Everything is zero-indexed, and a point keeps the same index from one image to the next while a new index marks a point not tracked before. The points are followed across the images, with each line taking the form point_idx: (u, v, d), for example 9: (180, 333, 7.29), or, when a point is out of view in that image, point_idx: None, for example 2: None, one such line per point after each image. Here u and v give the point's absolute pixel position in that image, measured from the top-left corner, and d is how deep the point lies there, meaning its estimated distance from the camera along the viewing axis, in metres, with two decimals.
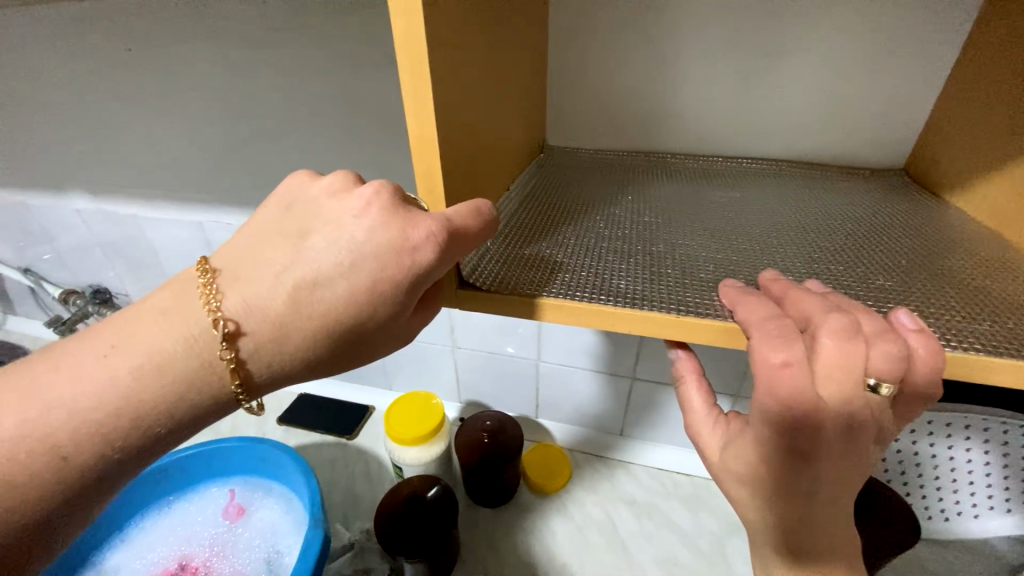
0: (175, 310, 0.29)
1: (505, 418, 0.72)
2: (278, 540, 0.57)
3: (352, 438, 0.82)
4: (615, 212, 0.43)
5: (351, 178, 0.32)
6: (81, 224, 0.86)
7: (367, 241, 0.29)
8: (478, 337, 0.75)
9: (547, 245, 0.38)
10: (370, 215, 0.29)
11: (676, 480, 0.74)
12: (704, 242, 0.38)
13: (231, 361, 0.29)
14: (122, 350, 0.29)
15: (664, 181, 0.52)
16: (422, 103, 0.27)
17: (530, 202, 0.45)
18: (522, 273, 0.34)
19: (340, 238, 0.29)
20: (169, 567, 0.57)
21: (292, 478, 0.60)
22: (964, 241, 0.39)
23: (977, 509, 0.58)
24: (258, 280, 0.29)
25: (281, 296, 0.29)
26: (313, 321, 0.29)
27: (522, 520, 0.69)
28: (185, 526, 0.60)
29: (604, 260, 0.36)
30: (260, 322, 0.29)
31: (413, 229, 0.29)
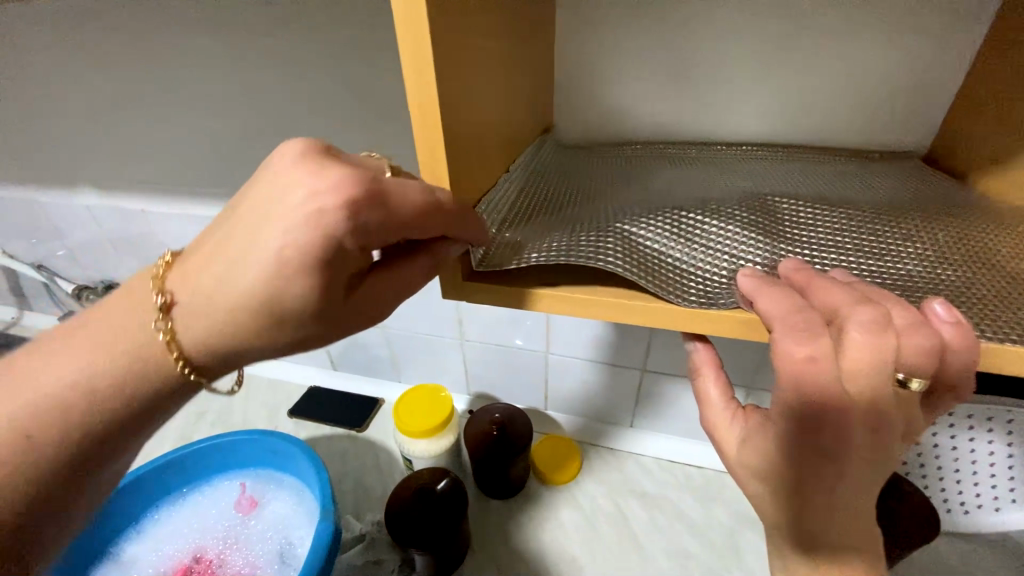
0: (133, 291, 0.33)
1: (514, 410, 0.72)
2: (291, 532, 0.58)
3: (361, 430, 0.82)
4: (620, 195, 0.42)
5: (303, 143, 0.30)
6: (90, 219, 0.87)
7: (284, 215, 0.27)
8: (485, 329, 0.74)
9: (553, 224, 0.37)
10: (289, 186, 0.27)
11: (687, 471, 0.73)
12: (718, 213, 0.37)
13: (166, 334, 0.31)
14: (91, 326, 0.33)
15: (672, 167, 0.51)
16: (423, 86, 0.26)
17: (535, 185, 0.44)
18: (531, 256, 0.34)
19: (265, 211, 0.28)
20: (184, 559, 0.57)
21: (302, 469, 0.60)
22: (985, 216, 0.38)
23: (998, 501, 0.57)
24: (212, 301, 0.30)
25: (217, 287, 0.30)
26: (234, 301, 0.29)
27: (532, 512, 0.69)
28: (198, 518, 0.61)
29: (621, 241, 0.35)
30: (189, 296, 0.30)
31: (323, 205, 0.26)
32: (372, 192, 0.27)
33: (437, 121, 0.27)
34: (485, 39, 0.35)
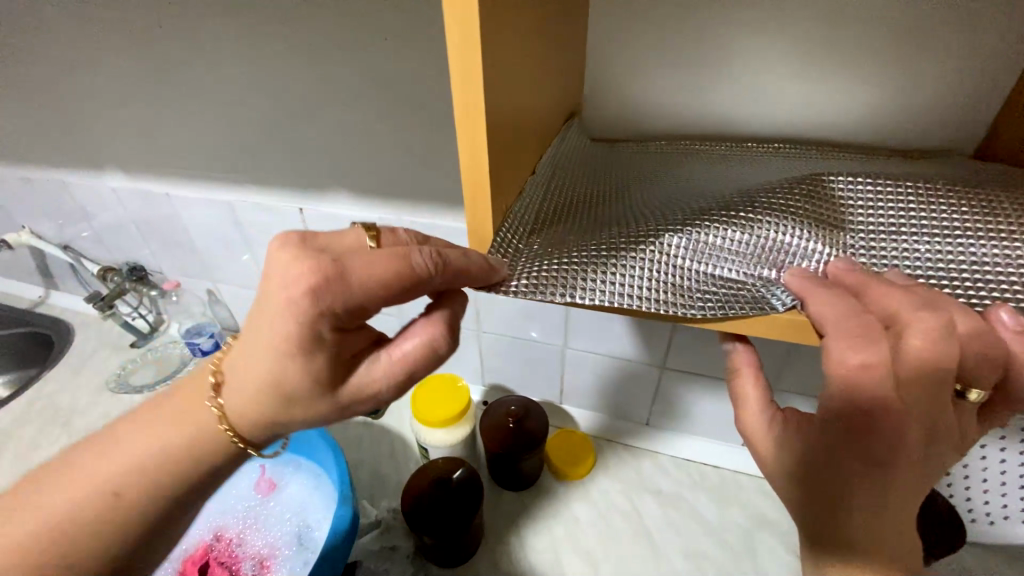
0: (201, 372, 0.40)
1: (530, 403, 0.72)
2: (308, 515, 0.59)
3: (377, 418, 0.83)
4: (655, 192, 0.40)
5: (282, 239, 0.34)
6: (116, 201, 0.88)
7: (273, 311, 0.31)
8: (502, 321, 0.74)
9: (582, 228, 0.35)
10: (272, 287, 0.31)
11: (702, 471, 0.73)
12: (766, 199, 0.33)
13: (218, 410, 0.37)
14: (173, 403, 0.40)
15: (708, 160, 0.48)
16: (469, 72, 0.25)
17: (562, 177, 0.41)
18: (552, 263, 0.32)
19: (263, 310, 0.32)
20: (206, 537, 0.59)
21: (321, 454, 0.61)
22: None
23: None
24: (245, 382, 0.35)
25: (246, 371, 0.35)
26: (260, 382, 0.34)
27: (545, 505, 0.69)
28: (220, 497, 0.62)
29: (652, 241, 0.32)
30: (230, 377, 0.36)
31: (296, 300, 0.30)
32: (337, 272, 0.30)
33: (481, 107, 0.26)
34: (528, 27, 0.33)
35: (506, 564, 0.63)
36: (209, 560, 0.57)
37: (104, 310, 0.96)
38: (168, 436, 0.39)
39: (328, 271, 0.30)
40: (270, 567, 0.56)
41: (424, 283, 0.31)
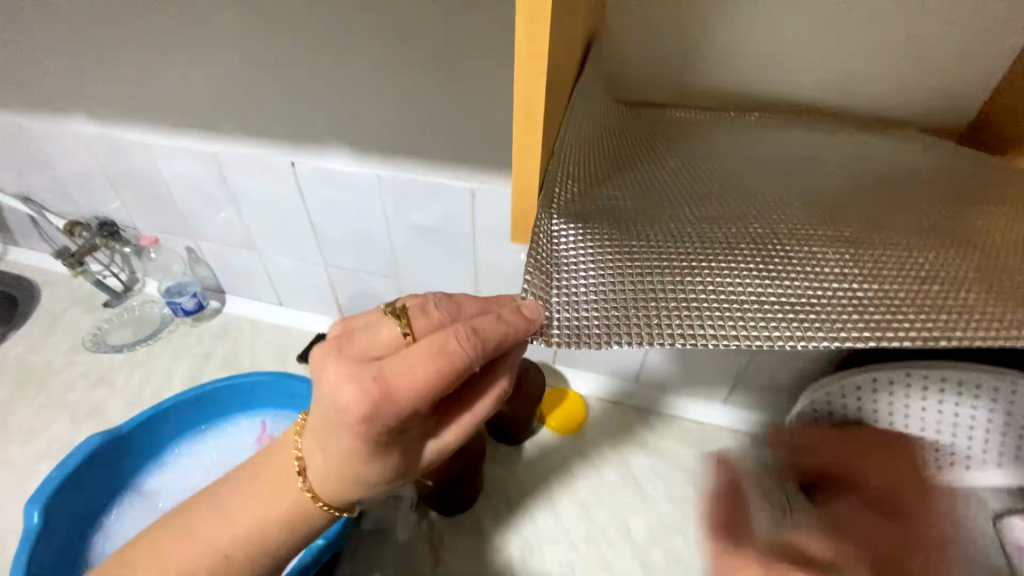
0: (283, 457, 0.44)
1: (529, 362, 0.72)
2: None
3: None
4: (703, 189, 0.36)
5: (327, 346, 0.37)
6: (83, 149, 0.82)
7: (335, 411, 0.35)
8: (501, 282, 0.74)
9: (611, 247, 0.31)
10: (330, 389, 0.35)
11: (686, 426, 0.78)
12: (820, 235, 0.31)
13: (309, 490, 0.41)
14: (260, 483, 0.44)
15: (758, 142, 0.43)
16: (538, 25, 0.24)
17: (601, 158, 0.37)
18: (587, 284, 0.29)
19: (327, 409, 0.36)
20: None
21: None
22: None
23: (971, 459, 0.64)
24: (330, 467, 0.39)
25: (329, 460, 0.39)
26: (349, 467, 0.38)
27: (541, 457, 0.73)
28: (221, 452, 0.63)
29: (689, 268, 0.30)
30: (316, 461, 0.41)
31: (353, 403, 0.33)
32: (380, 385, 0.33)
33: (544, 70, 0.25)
34: None
35: (505, 510, 0.67)
36: None
37: (75, 267, 0.91)
38: (255, 512, 0.43)
39: (373, 386, 0.33)
40: None
41: (464, 369, 0.33)
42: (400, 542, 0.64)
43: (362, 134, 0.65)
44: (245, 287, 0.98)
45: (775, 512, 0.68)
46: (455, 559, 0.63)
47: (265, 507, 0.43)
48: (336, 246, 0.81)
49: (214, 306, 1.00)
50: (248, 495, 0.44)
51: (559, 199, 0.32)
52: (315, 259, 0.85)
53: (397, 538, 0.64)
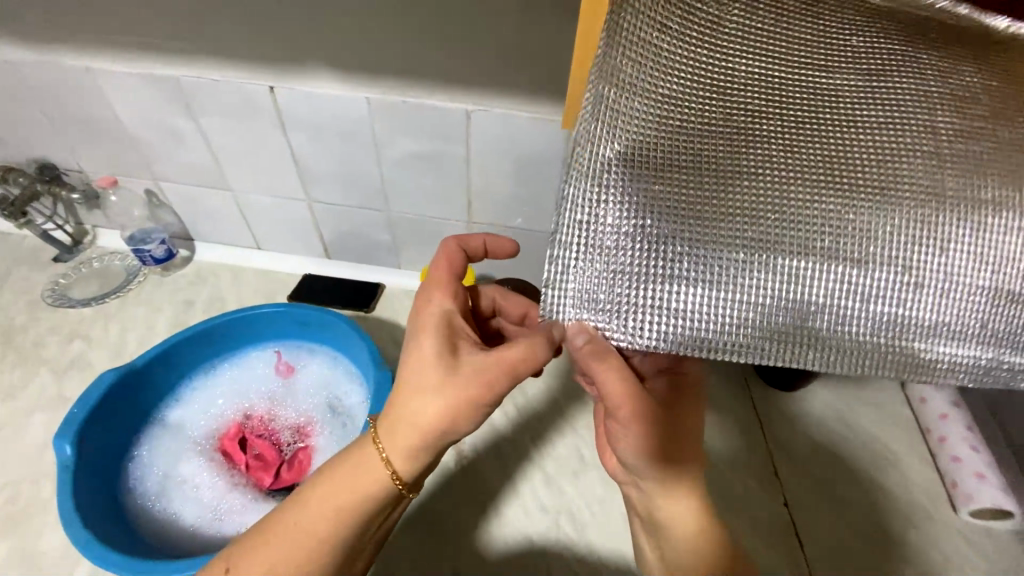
0: (359, 456, 0.46)
1: (527, 282, 0.77)
2: (336, 388, 0.64)
3: (370, 311, 0.86)
4: (775, 142, 0.31)
5: (434, 331, 0.45)
6: (12, 80, 0.73)
7: (455, 383, 0.43)
8: (495, 208, 0.77)
9: (622, 251, 0.30)
10: (447, 368, 0.43)
11: None
12: (843, 236, 0.30)
13: (398, 477, 0.46)
14: (339, 485, 0.45)
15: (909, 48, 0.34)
16: None
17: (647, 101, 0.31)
18: (592, 277, 0.31)
19: (438, 388, 0.43)
20: (235, 417, 0.62)
21: (342, 334, 0.64)
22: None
23: None
24: (422, 449, 0.45)
25: (422, 443, 0.45)
26: (436, 445, 0.45)
27: None
28: (238, 382, 0.64)
29: (691, 281, 0.30)
30: (407, 449, 0.45)
31: (482, 372, 0.43)
32: (466, 381, 0.43)
33: None
34: None
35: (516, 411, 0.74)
36: (246, 434, 0.60)
37: (17, 218, 0.83)
38: (348, 502, 0.45)
39: (462, 384, 0.43)
40: (310, 432, 0.61)
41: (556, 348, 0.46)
42: None
43: (349, 54, 0.64)
44: (216, 232, 0.94)
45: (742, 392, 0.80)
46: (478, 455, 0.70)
47: (354, 498, 0.45)
48: (321, 178, 0.79)
49: (183, 255, 0.95)
50: (336, 491, 0.45)
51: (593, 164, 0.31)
52: (297, 194, 0.82)
53: None
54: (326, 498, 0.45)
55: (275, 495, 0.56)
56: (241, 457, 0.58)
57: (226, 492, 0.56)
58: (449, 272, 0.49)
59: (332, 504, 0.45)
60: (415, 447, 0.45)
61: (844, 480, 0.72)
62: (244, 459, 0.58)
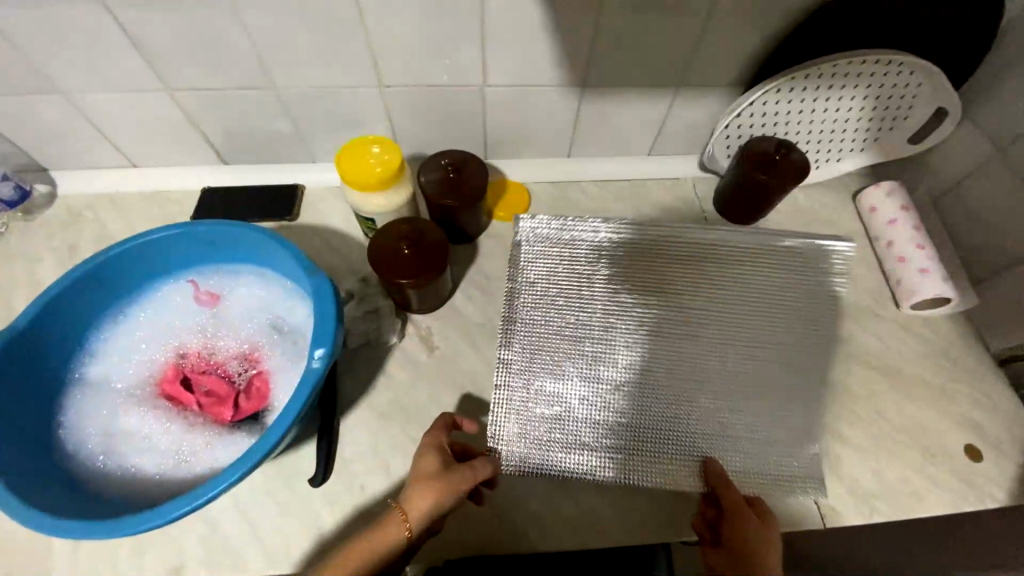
0: (387, 529, 0.47)
1: (467, 153, 0.67)
2: (274, 306, 0.57)
3: (294, 219, 0.74)
4: (590, 357, 0.61)
5: (431, 439, 0.52)
6: None
7: (436, 484, 0.48)
8: (410, 67, 0.64)
9: (524, 412, 0.58)
10: (431, 472, 0.49)
11: (621, 185, 0.83)
12: (616, 450, 0.57)
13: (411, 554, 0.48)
14: (362, 558, 0.45)
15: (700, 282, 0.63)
16: None
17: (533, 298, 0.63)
18: (510, 402, 0.59)
19: (434, 484, 0.48)
20: (168, 359, 0.55)
21: (260, 247, 0.56)
22: (784, 414, 0.60)
23: (846, 153, 0.80)
24: (415, 537, 0.48)
25: (421, 532, 0.48)
26: (417, 541, 0.48)
27: (497, 247, 0.75)
28: (159, 322, 0.57)
29: (538, 413, 0.58)
30: (421, 527, 0.48)
31: (454, 483, 0.49)
32: (455, 487, 0.49)
33: None
34: None
35: (479, 295, 0.71)
36: (187, 374, 0.54)
37: None
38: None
39: (451, 492, 0.49)
40: (259, 357, 0.55)
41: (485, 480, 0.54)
42: (392, 345, 0.65)
43: None
44: (71, 156, 0.75)
45: None
46: (448, 344, 0.66)
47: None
48: (175, 58, 0.61)
49: (43, 192, 0.78)
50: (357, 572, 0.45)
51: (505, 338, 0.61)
52: (151, 84, 0.64)
53: (386, 341, 0.64)
54: (367, 548, 0.46)
55: (240, 426, 0.51)
56: (190, 397, 0.53)
57: (185, 434, 0.51)
58: (444, 416, 0.55)
59: (373, 551, 0.46)
60: (409, 543, 0.47)
61: None
62: (193, 399, 0.52)
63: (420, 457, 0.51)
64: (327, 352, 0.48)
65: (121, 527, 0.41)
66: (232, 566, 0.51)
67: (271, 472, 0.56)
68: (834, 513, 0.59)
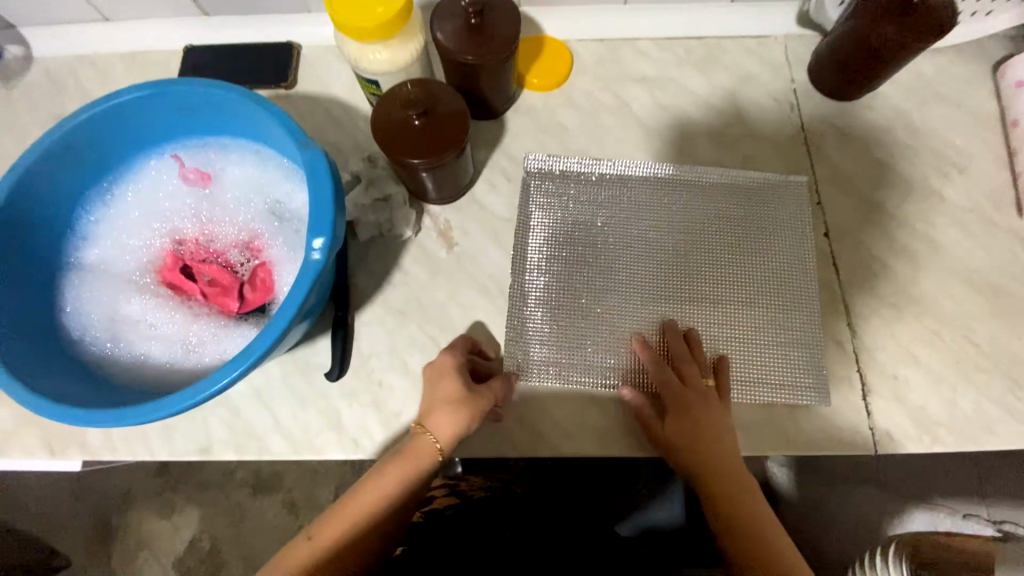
0: (413, 454, 0.44)
1: None
2: (271, 190, 0.50)
3: (292, 87, 0.63)
4: (609, 273, 0.58)
5: (450, 359, 0.49)
6: None
7: (461, 405, 0.46)
8: None
9: (538, 324, 0.56)
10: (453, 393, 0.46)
11: (687, 46, 0.66)
12: (634, 364, 0.54)
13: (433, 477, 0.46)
14: (386, 488, 0.43)
15: (726, 206, 0.60)
16: None
17: (550, 218, 0.59)
18: (524, 314, 0.56)
19: (461, 408, 0.46)
20: (165, 245, 0.50)
21: (248, 114, 0.48)
22: (809, 331, 0.55)
23: (998, 6, 0.61)
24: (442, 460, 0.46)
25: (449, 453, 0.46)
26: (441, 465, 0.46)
27: (530, 125, 0.63)
28: (149, 205, 0.51)
29: (553, 324, 0.56)
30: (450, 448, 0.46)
31: (475, 404, 0.47)
32: (480, 409, 0.47)
33: None
34: None
35: (506, 183, 0.61)
36: (186, 262, 0.50)
37: None
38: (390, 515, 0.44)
39: (475, 413, 0.47)
40: (260, 247, 0.50)
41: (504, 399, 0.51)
42: (407, 240, 0.58)
43: None
44: (35, 6, 0.64)
45: (784, 109, 0.64)
46: (469, 238, 0.59)
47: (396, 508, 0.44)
48: None
49: (18, 53, 0.68)
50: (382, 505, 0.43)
51: (519, 255, 0.58)
52: None
53: (400, 236, 0.57)
54: (394, 480, 0.43)
55: (248, 318, 0.48)
56: (193, 287, 0.49)
57: (190, 325, 0.48)
58: (461, 340, 0.52)
59: (403, 482, 0.43)
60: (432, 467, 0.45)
61: (899, 198, 0.61)
62: (196, 288, 0.48)
63: (439, 375, 0.48)
64: (328, 242, 0.42)
65: (129, 417, 0.39)
66: (258, 450, 0.52)
67: (289, 364, 0.54)
68: (891, 441, 0.53)
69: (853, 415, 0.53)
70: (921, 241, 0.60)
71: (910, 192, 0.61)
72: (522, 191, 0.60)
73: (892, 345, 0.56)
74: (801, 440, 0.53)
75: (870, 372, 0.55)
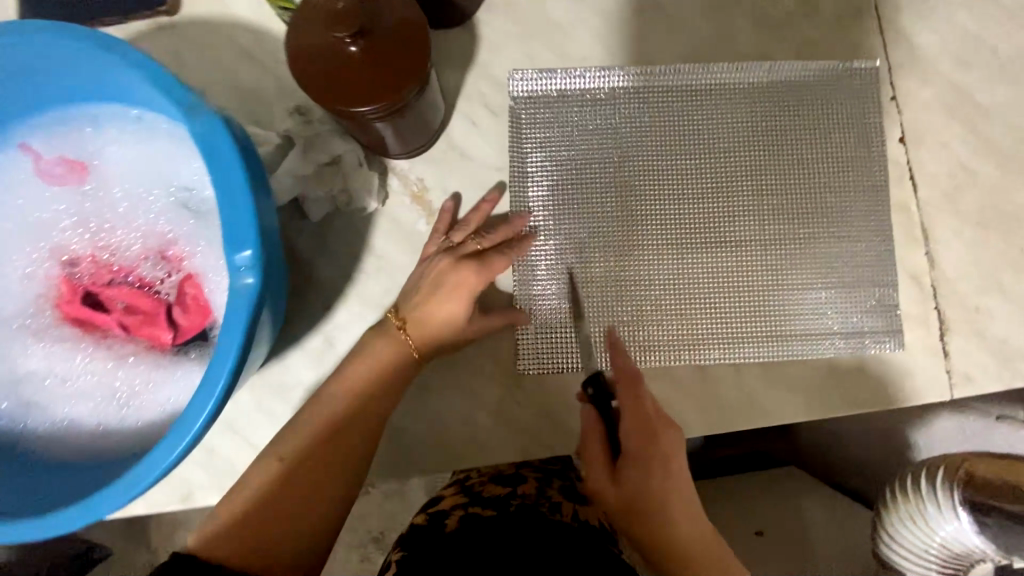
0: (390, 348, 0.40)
1: None
2: (175, 175, 0.37)
3: (175, 12, 0.45)
4: (632, 224, 0.46)
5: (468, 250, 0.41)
6: None
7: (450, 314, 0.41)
8: None
9: (552, 299, 0.45)
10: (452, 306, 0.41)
11: None
12: (672, 332, 0.45)
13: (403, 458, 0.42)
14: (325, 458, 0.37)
15: (772, 116, 0.47)
16: None
17: (552, 159, 0.46)
18: (532, 289, 0.45)
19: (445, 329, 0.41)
20: (53, 270, 0.38)
21: (103, 68, 0.32)
22: (876, 266, 0.46)
23: None
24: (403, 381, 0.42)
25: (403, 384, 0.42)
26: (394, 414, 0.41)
27: (512, 32, 0.47)
28: (13, 217, 0.37)
29: (571, 296, 0.45)
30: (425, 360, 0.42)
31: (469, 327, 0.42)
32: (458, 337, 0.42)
33: None
34: None
35: (490, 119, 0.47)
36: (88, 288, 0.37)
37: None
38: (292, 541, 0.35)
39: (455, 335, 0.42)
40: (179, 256, 0.37)
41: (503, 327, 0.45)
42: (374, 213, 0.45)
43: None
44: None
45: None
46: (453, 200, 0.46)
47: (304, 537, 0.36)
48: None
49: None
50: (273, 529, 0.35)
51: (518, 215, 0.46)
52: None
53: (363, 210, 0.45)
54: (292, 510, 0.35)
55: (185, 352, 0.37)
56: (106, 319, 0.37)
57: (115, 370, 0.37)
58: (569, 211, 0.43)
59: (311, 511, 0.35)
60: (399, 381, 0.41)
61: (991, 79, 0.48)
62: (110, 321, 0.37)
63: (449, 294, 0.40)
64: (256, 255, 0.30)
65: (52, 517, 0.30)
66: None
67: (259, 388, 0.45)
68: (970, 383, 0.46)
69: (928, 361, 0.46)
70: (1017, 134, 0.47)
71: (1008, 67, 0.48)
72: (512, 128, 0.46)
73: (975, 272, 0.47)
74: (871, 397, 0.45)
75: (949, 309, 0.46)
